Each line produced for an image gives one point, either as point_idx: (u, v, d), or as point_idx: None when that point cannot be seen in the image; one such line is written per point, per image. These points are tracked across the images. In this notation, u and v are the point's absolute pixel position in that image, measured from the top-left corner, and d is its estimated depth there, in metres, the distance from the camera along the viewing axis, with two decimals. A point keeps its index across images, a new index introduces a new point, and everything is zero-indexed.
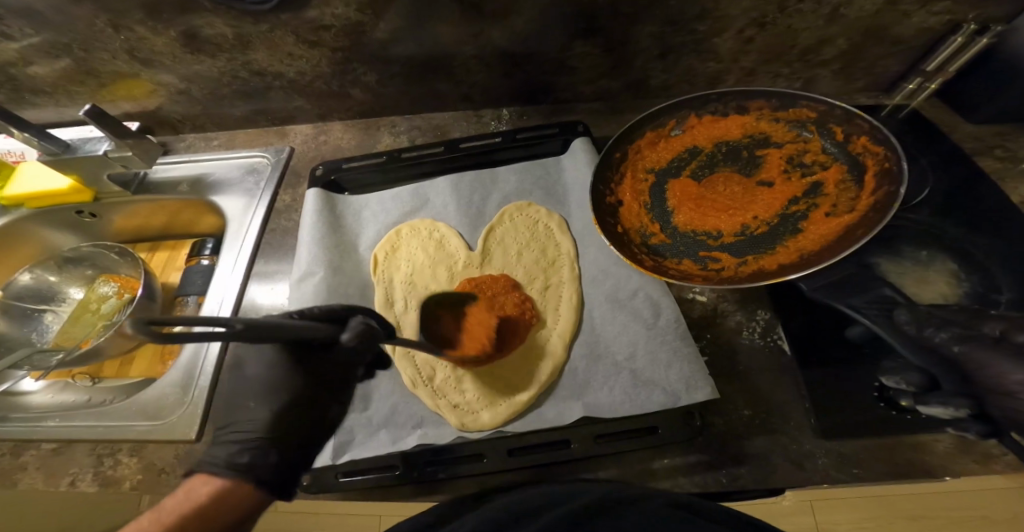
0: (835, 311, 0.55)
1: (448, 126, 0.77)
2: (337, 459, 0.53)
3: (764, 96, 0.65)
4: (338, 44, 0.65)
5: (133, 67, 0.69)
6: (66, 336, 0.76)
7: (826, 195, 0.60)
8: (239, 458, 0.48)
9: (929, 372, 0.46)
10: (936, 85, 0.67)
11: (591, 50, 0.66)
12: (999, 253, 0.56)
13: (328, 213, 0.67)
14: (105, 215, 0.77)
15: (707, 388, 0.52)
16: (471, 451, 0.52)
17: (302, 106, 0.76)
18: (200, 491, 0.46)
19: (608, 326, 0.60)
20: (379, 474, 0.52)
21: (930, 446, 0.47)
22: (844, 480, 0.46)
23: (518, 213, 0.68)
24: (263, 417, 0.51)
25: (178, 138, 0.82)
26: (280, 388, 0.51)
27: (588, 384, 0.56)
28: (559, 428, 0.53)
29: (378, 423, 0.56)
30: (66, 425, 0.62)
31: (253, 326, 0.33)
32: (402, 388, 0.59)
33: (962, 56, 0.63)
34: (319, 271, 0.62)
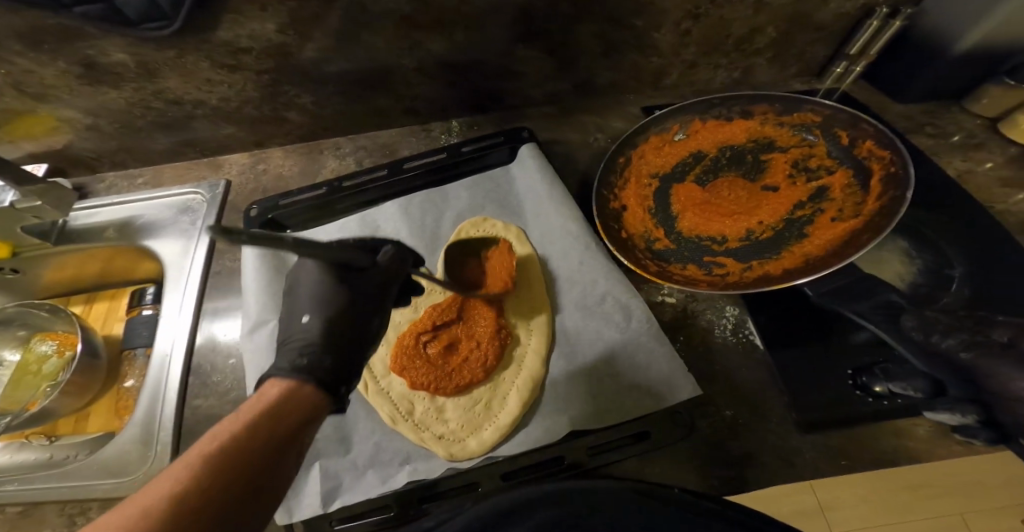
0: (842, 318, 0.54)
1: (396, 143, 0.73)
2: (328, 507, 0.50)
3: (768, 102, 0.66)
4: (262, 66, 0.60)
5: (27, 104, 0.62)
6: (10, 401, 0.71)
7: (832, 200, 0.61)
8: (300, 361, 0.41)
9: (935, 378, 0.48)
10: (862, 68, 0.67)
11: (533, 54, 0.64)
12: (949, 231, 0.58)
13: (273, 257, 0.63)
14: (30, 269, 0.70)
15: (690, 385, 0.52)
16: (461, 482, 0.51)
17: (233, 133, 0.71)
18: (270, 393, 0.38)
19: (583, 334, 0.58)
20: (379, 517, 0.50)
21: (910, 430, 0.48)
22: (830, 472, 0.47)
23: (474, 229, 0.65)
24: (316, 328, 0.44)
25: (97, 178, 0.76)
26: (329, 297, 0.45)
27: (572, 396, 0.55)
28: (549, 447, 0.52)
29: (362, 464, 0.53)
30: (25, 487, 0.56)
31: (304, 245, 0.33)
32: (380, 425, 0.56)
33: (879, 40, 0.63)
34: (271, 318, 0.59)
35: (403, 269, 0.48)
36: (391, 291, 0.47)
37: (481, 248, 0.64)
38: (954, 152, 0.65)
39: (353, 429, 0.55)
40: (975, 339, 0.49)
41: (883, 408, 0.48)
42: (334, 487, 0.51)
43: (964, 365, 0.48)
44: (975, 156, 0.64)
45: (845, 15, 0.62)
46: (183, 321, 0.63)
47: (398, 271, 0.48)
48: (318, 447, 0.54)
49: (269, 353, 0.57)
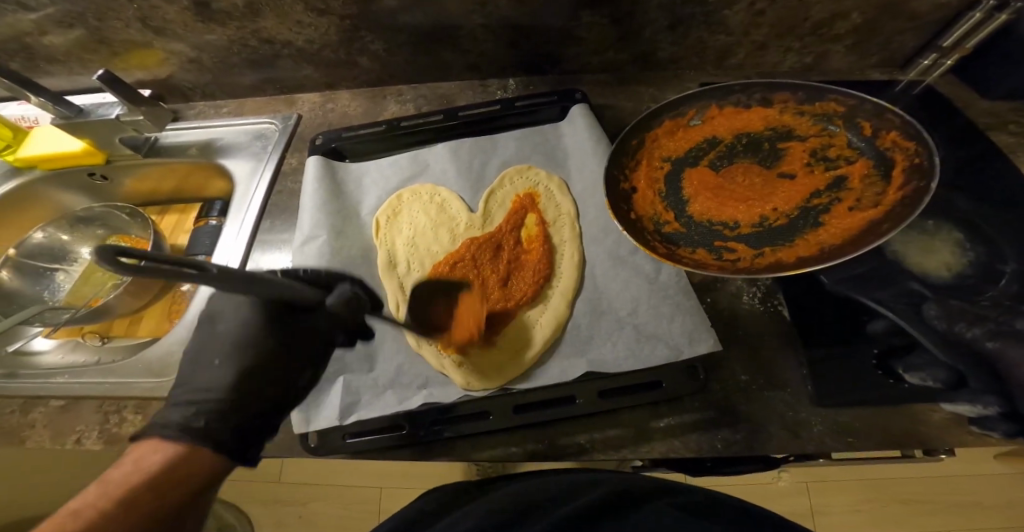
0: (858, 304, 0.52)
1: (455, 95, 0.78)
2: (343, 420, 0.52)
3: (790, 90, 0.65)
4: (347, 12, 0.66)
5: (146, 36, 0.73)
6: (77, 295, 0.78)
7: (850, 190, 0.60)
8: (194, 422, 0.45)
9: (957, 370, 0.47)
10: (953, 61, 0.67)
11: (599, 21, 0.67)
12: (1011, 228, 0.55)
13: (329, 181, 0.68)
14: (116, 179, 0.80)
15: (710, 340, 0.52)
16: (471, 411, 0.52)
17: (310, 75, 0.78)
18: (152, 459, 0.42)
19: (611, 283, 0.59)
20: (388, 434, 0.51)
21: (925, 416, 0.47)
22: (836, 449, 0.47)
23: (518, 176, 0.68)
24: (226, 379, 0.49)
25: (187, 107, 0.84)
26: (250, 349, 0.50)
27: (591, 340, 0.56)
28: (562, 385, 0.53)
29: (383, 384, 0.55)
30: (72, 382, 0.62)
31: (231, 275, 0.33)
32: (405, 347, 0.58)
33: (978, 32, 0.63)
34: (321, 235, 0.64)
35: (353, 314, 0.51)
36: (333, 336, 0.51)
37: (521, 195, 0.67)
38: None
39: (378, 350, 0.57)
40: (999, 328, 0.47)
41: (898, 392, 0.47)
42: (352, 403, 0.53)
43: (989, 355, 0.46)
44: None
45: (945, 6, 0.62)
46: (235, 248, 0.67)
47: (347, 317, 0.51)
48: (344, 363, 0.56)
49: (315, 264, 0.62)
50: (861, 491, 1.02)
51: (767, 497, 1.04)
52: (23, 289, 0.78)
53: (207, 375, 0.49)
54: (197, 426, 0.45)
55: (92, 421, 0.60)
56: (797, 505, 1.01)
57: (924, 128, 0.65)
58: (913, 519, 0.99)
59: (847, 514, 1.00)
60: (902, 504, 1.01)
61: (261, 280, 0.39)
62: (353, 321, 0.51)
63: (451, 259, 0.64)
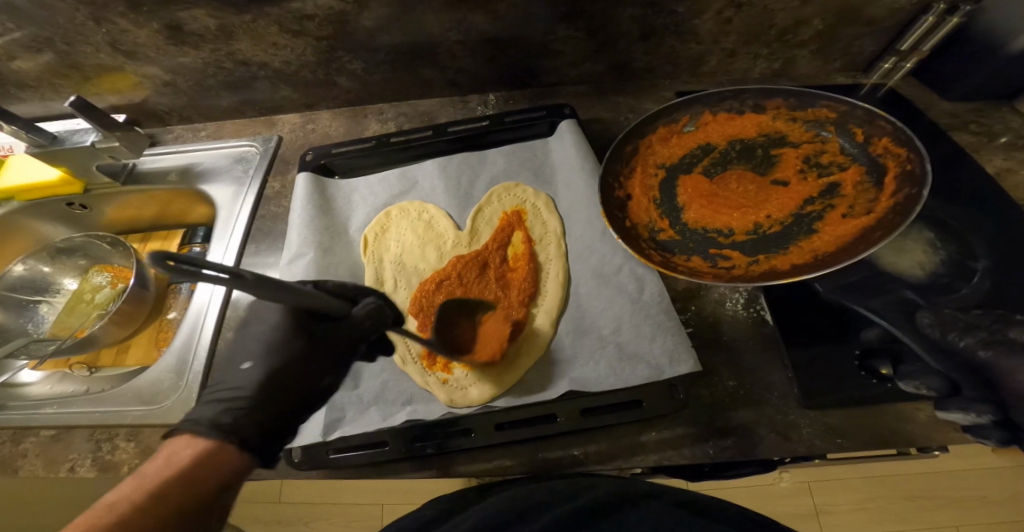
0: (851, 311, 0.54)
1: (435, 112, 0.78)
2: (327, 436, 0.53)
3: (782, 97, 0.66)
4: (322, 32, 0.66)
5: (118, 60, 0.71)
6: (61, 326, 0.77)
7: (844, 196, 0.61)
8: (223, 419, 0.46)
9: (951, 378, 0.46)
10: (912, 64, 0.67)
11: (572, 34, 0.67)
12: (978, 228, 0.57)
13: (318, 196, 0.69)
14: (96, 207, 0.79)
15: (691, 361, 0.53)
16: (458, 427, 0.53)
17: (288, 95, 0.77)
18: (182, 454, 0.43)
19: (595, 302, 0.60)
20: (370, 451, 0.52)
21: (912, 414, 0.49)
22: (827, 450, 0.48)
23: (505, 193, 0.69)
24: (256, 378, 0.50)
25: (165, 130, 0.83)
26: (275, 351, 0.51)
27: (575, 358, 0.57)
28: (545, 403, 0.53)
29: (367, 400, 0.56)
30: (63, 411, 0.62)
31: (262, 279, 0.37)
32: (391, 364, 0.60)
33: (933, 36, 0.63)
34: (308, 252, 0.64)
35: (376, 326, 0.53)
36: (358, 345, 0.52)
37: (508, 212, 0.68)
38: (996, 152, 0.64)
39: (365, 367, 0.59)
40: (992, 337, 0.47)
41: (885, 390, 0.49)
42: (338, 418, 0.54)
43: (983, 365, 0.46)
44: (1019, 156, 0.63)
45: (899, 11, 0.64)
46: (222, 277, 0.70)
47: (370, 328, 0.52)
48: None
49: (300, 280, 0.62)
50: (865, 490, 1.06)
51: (771, 497, 1.08)
52: (7, 322, 0.76)
53: (235, 376, 0.51)
54: (225, 423, 0.46)
55: (84, 449, 0.59)
56: (797, 504, 1.06)
57: None
58: (914, 515, 1.03)
59: (851, 511, 1.04)
60: (908, 499, 1.04)
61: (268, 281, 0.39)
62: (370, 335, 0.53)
63: (438, 276, 0.64)
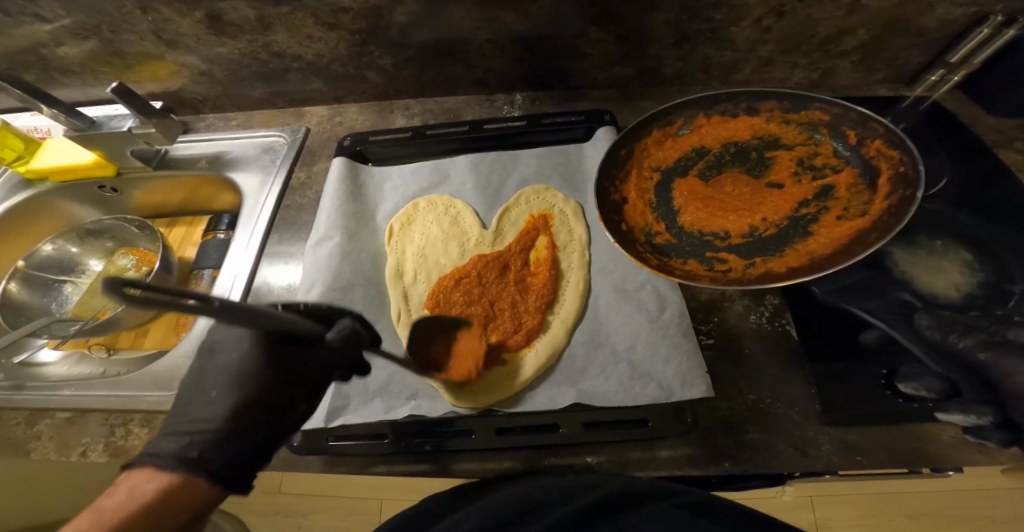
0: (851, 315, 0.53)
1: (461, 109, 0.78)
2: (330, 423, 0.53)
3: (776, 99, 0.65)
4: (357, 26, 0.67)
5: (159, 49, 0.73)
6: (84, 307, 0.78)
7: (838, 198, 0.60)
8: (189, 452, 0.45)
9: (951, 379, 0.47)
10: (959, 77, 0.68)
11: (606, 37, 0.67)
12: (1019, 248, 0.54)
13: (351, 181, 0.70)
14: (126, 191, 0.80)
15: (704, 386, 0.51)
16: (459, 427, 0.52)
17: (319, 88, 0.78)
18: (144, 489, 0.42)
19: (612, 316, 0.59)
20: (371, 441, 0.52)
21: (935, 435, 0.46)
22: (846, 467, 0.46)
23: (535, 196, 0.68)
24: (225, 407, 0.48)
25: (197, 119, 0.85)
26: (245, 382, 0.49)
27: (584, 370, 0.55)
28: (549, 412, 0.53)
29: (372, 391, 0.56)
30: (79, 394, 0.62)
31: (230, 307, 0.33)
32: (400, 357, 0.58)
33: (984, 48, 0.64)
34: (334, 236, 0.65)
35: (355, 348, 0.49)
36: (330, 373, 0.48)
37: (535, 216, 0.67)
38: None
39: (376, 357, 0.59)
40: (991, 339, 0.47)
41: (911, 410, 0.46)
42: (341, 406, 0.54)
43: (981, 367, 0.46)
44: None
45: (951, 22, 0.62)
46: (246, 262, 0.66)
47: (351, 351, 0.48)
48: None
49: (325, 265, 0.62)
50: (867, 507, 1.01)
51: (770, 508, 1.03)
52: (32, 301, 0.77)
53: (204, 407, 0.49)
54: (191, 458, 0.44)
55: (97, 433, 0.59)
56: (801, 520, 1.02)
57: (930, 144, 0.64)
58: None
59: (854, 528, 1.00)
60: (910, 518, 0.99)
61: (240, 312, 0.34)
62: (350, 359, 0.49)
63: (453, 276, 0.64)
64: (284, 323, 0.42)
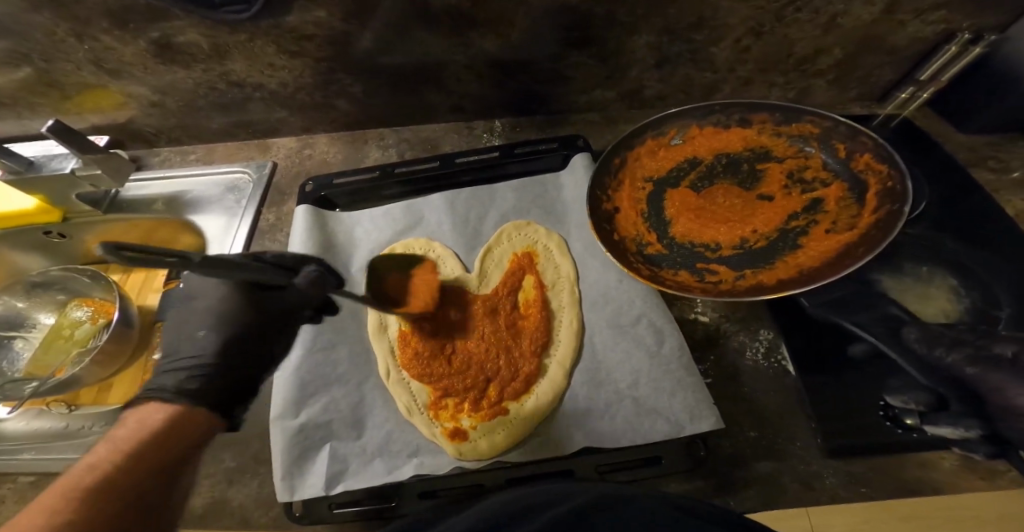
0: (839, 329, 0.54)
1: (438, 139, 0.74)
2: (331, 490, 0.49)
3: (767, 111, 0.63)
4: (323, 54, 0.62)
5: (100, 79, 0.67)
6: (39, 365, 0.72)
7: (827, 212, 0.59)
8: (188, 384, 0.45)
9: (937, 391, 0.48)
10: (930, 94, 0.66)
11: (585, 61, 0.64)
12: (1001, 269, 0.55)
13: (318, 232, 0.65)
14: (76, 235, 0.74)
15: (713, 417, 0.50)
16: (467, 483, 0.50)
17: (285, 118, 0.73)
18: (153, 418, 0.41)
19: (611, 351, 0.57)
20: (374, 506, 0.49)
21: (935, 462, 0.46)
22: (847, 499, 0.46)
23: (516, 233, 0.66)
24: (214, 344, 0.48)
25: (151, 153, 0.79)
26: (235, 318, 0.49)
27: (590, 411, 0.54)
28: (558, 458, 0.51)
29: (371, 451, 0.52)
30: (42, 457, 0.58)
31: (209, 260, 0.34)
32: (394, 414, 0.55)
33: (953, 65, 0.62)
34: None
35: (322, 292, 0.47)
36: (302, 309, 0.50)
37: (519, 254, 0.65)
38: (1016, 191, 0.61)
39: (367, 416, 0.55)
40: (979, 353, 0.48)
41: (913, 440, 0.47)
42: (340, 471, 0.50)
43: (970, 380, 0.47)
44: None
45: (922, 40, 0.62)
46: None
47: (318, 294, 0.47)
48: (330, 429, 0.53)
49: None
50: None
51: None
52: None
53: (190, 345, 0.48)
54: (193, 390, 0.45)
55: None
56: None
57: (907, 161, 0.65)
58: None
59: None
60: None
61: (210, 261, 0.34)
62: (314, 301, 0.50)
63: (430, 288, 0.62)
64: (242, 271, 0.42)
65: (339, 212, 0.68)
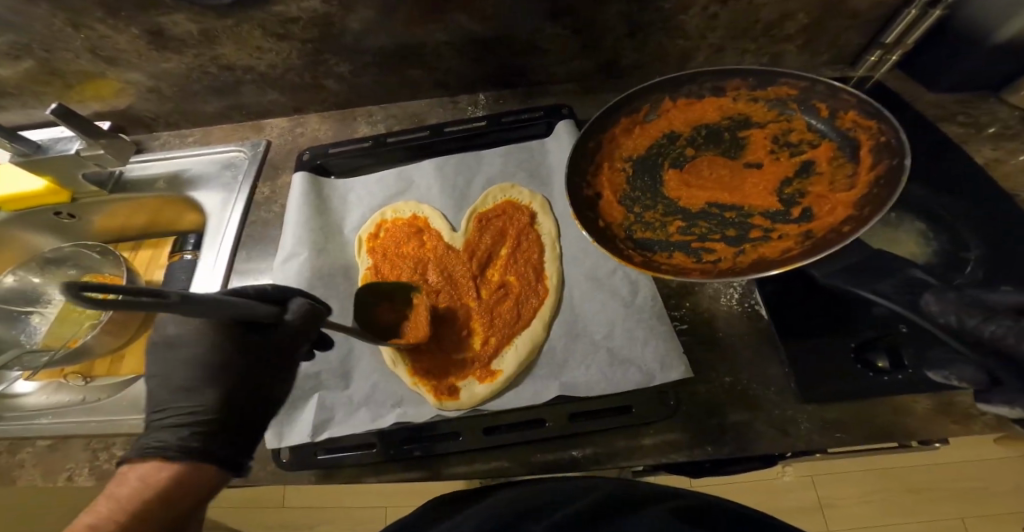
0: (818, 280, 0.54)
1: (424, 113, 0.77)
2: (316, 437, 0.53)
3: (740, 76, 0.63)
4: (307, 36, 0.65)
5: (99, 67, 0.70)
6: (54, 336, 0.77)
7: (821, 175, 0.59)
8: (190, 442, 0.45)
9: (893, 342, 0.49)
10: (897, 56, 0.67)
11: (561, 33, 0.67)
12: (968, 214, 0.56)
13: (315, 197, 0.69)
14: (85, 216, 0.78)
15: (682, 367, 0.52)
16: (447, 431, 0.53)
17: (276, 99, 0.76)
18: (155, 476, 0.42)
19: (587, 304, 0.60)
20: (362, 452, 0.52)
21: (909, 407, 0.48)
22: (825, 444, 0.48)
23: (501, 195, 0.69)
24: (210, 398, 0.47)
25: (151, 136, 0.83)
26: (224, 368, 0.48)
27: (566, 362, 0.57)
28: (534, 407, 0.54)
29: (357, 402, 0.56)
30: (58, 421, 0.61)
31: (192, 300, 0.32)
32: (381, 366, 0.59)
33: (916, 28, 0.63)
34: (302, 252, 0.65)
35: (313, 327, 0.48)
36: (300, 348, 0.48)
37: (501, 218, 0.68)
38: (983, 142, 0.64)
39: (354, 368, 0.59)
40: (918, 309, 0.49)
41: (881, 383, 0.48)
42: (326, 420, 0.54)
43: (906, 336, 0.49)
44: (1007, 146, 0.63)
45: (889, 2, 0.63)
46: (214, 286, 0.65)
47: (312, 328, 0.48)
48: (320, 380, 0.58)
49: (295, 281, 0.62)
50: (873, 483, 1.07)
51: (771, 489, 1.09)
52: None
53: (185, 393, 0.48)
54: (192, 447, 0.44)
55: (81, 458, 0.59)
56: (806, 499, 1.07)
57: None
58: (924, 508, 1.04)
59: (858, 503, 1.06)
60: (915, 493, 1.05)
61: (191, 302, 0.32)
62: (312, 333, 0.48)
63: (416, 254, 0.67)
64: (244, 307, 0.41)
65: (335, 179, 0.72)
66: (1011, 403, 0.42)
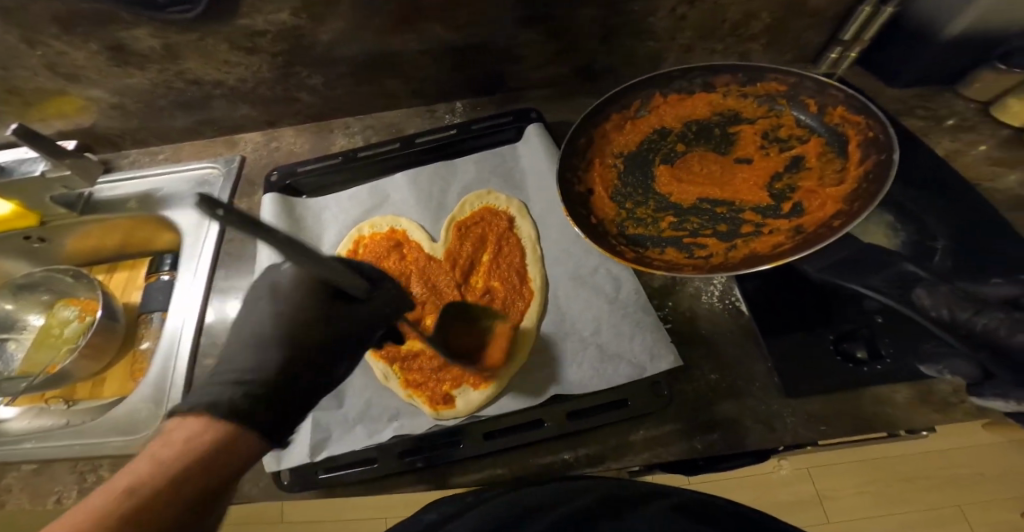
0: (800, 276, 0.56)
1: (402, 124, 0.76)
2: (314, 457, 0.53)
3: (730, 72, 0.64)
4: (276, 48, 0.64)
5: (59, 84, 0.68)
6: (31, 362, 0.76)
7: (810, 169, 0.60)
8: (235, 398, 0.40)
9: (870, 335, 0.51)
10: (855, 53, 0.66)
11: (533, 38, 0.66)
12: (934, 207, 0.58)
13: (289, 218, 0.68)
14: (55, 239, 0.76)
15: (671, 356, 0.54)
16: (444, 439, 0.53)
17: (248, 113, 0.75)
18: (193, 442, 0.36)
19: (573, 303, 0.61)
20: (362, 468, 0.52)
21: (891, 398, 0.49)
22: (810, 437, 0.48)
23: (476, 201, 0.69)
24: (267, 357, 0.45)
25: (120, 154, 0.81)
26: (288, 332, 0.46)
27: (558, 361, 0.57)
28: (529, 407, 0.54)
29: (353, 419, 0.56)
30: (43, 445, 0.60)
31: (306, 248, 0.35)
32: (371, 382, 0.60)
33: (870, 25, 0.62)
34: None
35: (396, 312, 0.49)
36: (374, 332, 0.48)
37: (479, 223, 0.68)
38: (944, 134, 0.65)
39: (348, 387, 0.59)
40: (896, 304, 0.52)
41: (860, 375, 0.49)
42: (323, 439, 0.54)
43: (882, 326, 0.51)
44: (966, 138, 0.65)
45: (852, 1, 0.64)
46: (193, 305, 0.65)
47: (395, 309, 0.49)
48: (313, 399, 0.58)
49: None
50: (863, 473, 1.11)
51: (767, 485, 1.12)
52: None
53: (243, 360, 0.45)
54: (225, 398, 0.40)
55: (70, 480, 0.56)
56: (801, 491, 1.11)
57: None
58: (913, 495, 1.08)
59: (852, 493, 1.10)
60: (906, 482, 1.09)
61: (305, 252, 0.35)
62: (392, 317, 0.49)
63: (398, 268, 0.66)
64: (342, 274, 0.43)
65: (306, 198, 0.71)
66: (1005, 396, 0.45)
